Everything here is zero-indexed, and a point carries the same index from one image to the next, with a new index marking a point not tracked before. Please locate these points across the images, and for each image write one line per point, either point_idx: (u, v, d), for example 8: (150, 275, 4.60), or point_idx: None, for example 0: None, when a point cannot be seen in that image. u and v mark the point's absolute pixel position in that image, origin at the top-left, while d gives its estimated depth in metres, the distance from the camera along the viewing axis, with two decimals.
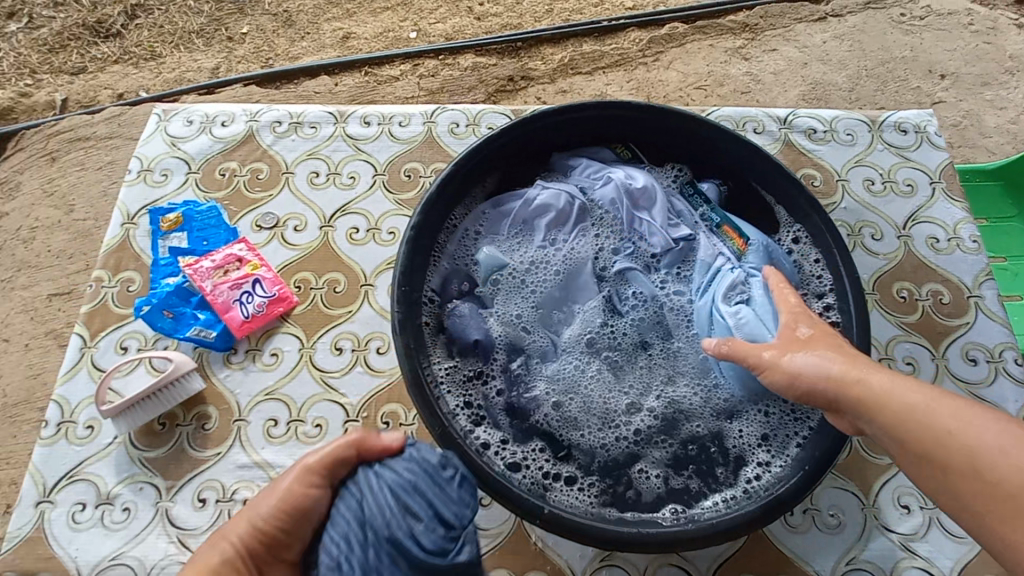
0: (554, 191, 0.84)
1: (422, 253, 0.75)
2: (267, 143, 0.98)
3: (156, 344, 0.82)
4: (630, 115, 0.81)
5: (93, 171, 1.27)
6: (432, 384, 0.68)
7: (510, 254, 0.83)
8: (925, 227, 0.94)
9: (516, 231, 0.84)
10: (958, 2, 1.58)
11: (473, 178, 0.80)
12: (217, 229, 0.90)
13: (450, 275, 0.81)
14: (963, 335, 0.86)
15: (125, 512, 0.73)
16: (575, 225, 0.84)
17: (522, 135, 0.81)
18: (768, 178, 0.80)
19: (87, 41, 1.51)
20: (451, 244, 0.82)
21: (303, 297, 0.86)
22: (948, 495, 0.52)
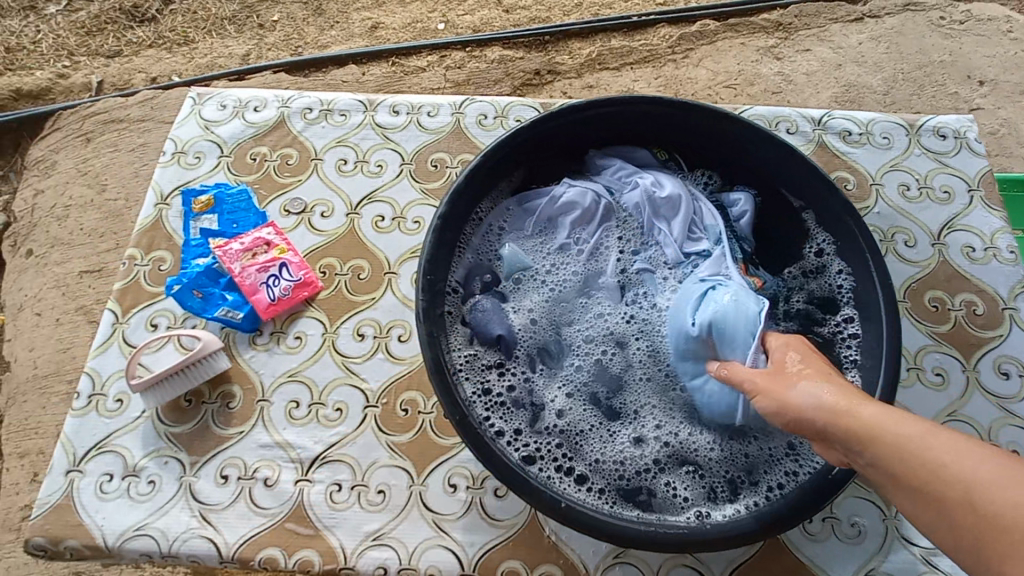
0: (581, 189, 0.84)
1: (449, 244, 0.75)
2: (298, 130, 0.99)
3: (184, 322, 0.84)
4: (661, 111, 0.79)
5: (126, 152, 1.30)
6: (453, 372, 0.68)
7: (531, 254, 0.84)
8: (961, 235, 0.91)
9: (540, 229, 0.85)
10: (1002, 6, 1.52)
11: (501, 171, 0.80)
12: (247, 212, 0.92)
13: (473, 268, 0.82)
14: (996, 348, 0.84)
15: (150, 484, 0.75)
16: (600, 224, 0.85)
17: (550, 129, 0.80)
18: (798, 184, 0.79)
19: (124, 26, 1.54)
20: (476, 238, 0.82)
21: (327, 282, 0.87)
22: (955, 546, 0.43)
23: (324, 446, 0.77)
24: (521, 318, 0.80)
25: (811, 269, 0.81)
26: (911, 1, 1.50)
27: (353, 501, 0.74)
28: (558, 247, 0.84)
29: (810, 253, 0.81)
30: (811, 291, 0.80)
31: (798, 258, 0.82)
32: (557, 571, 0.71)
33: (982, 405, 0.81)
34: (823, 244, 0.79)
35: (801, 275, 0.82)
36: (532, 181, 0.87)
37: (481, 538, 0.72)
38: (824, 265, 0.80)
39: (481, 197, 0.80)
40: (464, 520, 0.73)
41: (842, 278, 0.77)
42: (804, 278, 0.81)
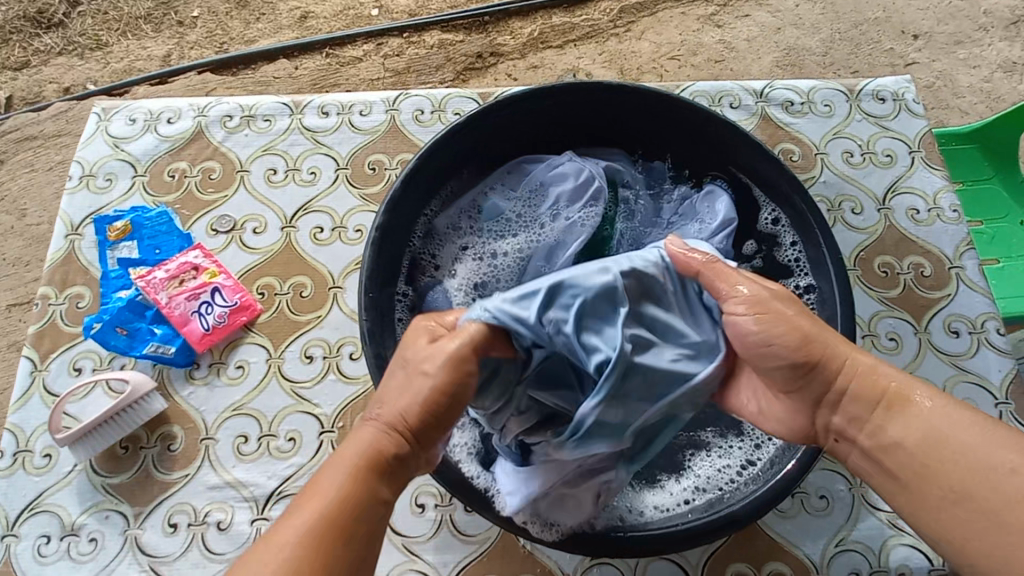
0: (581, 165, 0.79)
1: (392, 250, 0.71)
2: (219, 140, 0.91)
3: (112, 363, 0.77)
4: (609, 98, 0.76)
5: (45, 172, 1.19)
6: None
7: (507, 228, 0.80)
8: (905, 198, 0.93)
9: (530, 195, 0.81)
10: None
11: (441, 167, 0.76)
12: (170, 235, 0.84)
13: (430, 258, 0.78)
14: (945, 306, 0.86)
15: (91, 543, 0.69)
16: (586, 204, 0.79)
17: (499, 117, 0.76)
18: (748, 164, 0.76)
19: (30, 34, 1.39)
20: (435, 227, 0.79)
21: (267, 304, 0.81)
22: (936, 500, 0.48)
23: (279, 480, 0.73)
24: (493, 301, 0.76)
25: (762, 239, 0.79)
26: None
27: None
28: (523, 228, 0.80)
29: (763, 220, 0.79)
30: (765, 264, 0.79)
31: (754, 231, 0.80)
32: None
33: (936, 364, 0.83)
34: (777, 214, 0.77)
35: (763, 256, 0.79)
36: (489, 170, 0.81)
37: (454, 557, 0.70)
38: (782, 235, 0.77)
39: (423, 196, 0.75)
40: (436, 540, 0.71)
41: (794, 250, 0.76)
42: (759, 246, 0.80)
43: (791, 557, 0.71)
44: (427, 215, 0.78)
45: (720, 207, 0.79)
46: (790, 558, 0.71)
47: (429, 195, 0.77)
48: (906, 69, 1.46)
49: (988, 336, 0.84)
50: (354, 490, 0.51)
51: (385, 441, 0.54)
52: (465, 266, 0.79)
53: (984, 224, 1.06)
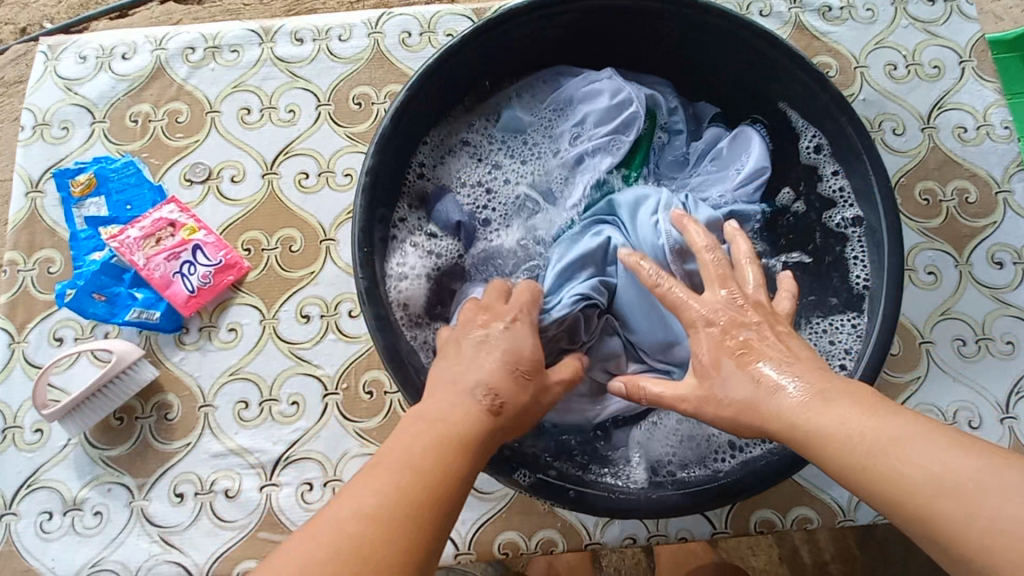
0: (620, 85, 0.69)
1: (386, 194, 0.62)
2: (182, 77, 0.81)
3: (94, 332, 0.71)
4: (625, 19, 0.66)
5: (9, 125, 1.09)
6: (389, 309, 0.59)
7: (524, 148, 0.71)
8: (952, 115, 0.83)
9: (551, 114, 0.72)
10: None
11: (437, 94, 0.66)
12: (140, 188, 0.76)
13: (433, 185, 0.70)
14: (990, 236, 0.79)
15: (97, 516, 0.67)
16: (611, 132, 0.68)
17: (501, 35, 0.65)
18: (783, 86, 0.67)
19: None
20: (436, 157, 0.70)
21: (255, 261, 0.75)
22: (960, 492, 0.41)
23: (285, 446, 0.70)
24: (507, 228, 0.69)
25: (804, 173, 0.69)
26: None
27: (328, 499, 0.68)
28: (544, 148, 0.71)
29: (803, 150, 0.69)
30: (810, 204, 0.69)
31: (792, 164, 0.71)
32: (556, 534, 0.68)
33: (975, 298, 0.77)
34: (819, 139, 0.67)
35: (806, 194, 0.70)
36: (496, 90, 0.72)
37: (472, 515, 0.68)
38: (825, 165, 0.67)
39: (417, 131, 0.67)
40: None
41: (837, 181, 0.66)
42: (798, 186, 0.71)
43: (817, 501, 0.70)
44: (428, 145, 0.70)
45: (755, 153, 0.70)
46: (815, 502, 0.70)
47: (424, 128, 0.68)
48: None
49: None
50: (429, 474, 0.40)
51: (475, 430, 0.44)
52: (479, 188, 0.70)
53: None
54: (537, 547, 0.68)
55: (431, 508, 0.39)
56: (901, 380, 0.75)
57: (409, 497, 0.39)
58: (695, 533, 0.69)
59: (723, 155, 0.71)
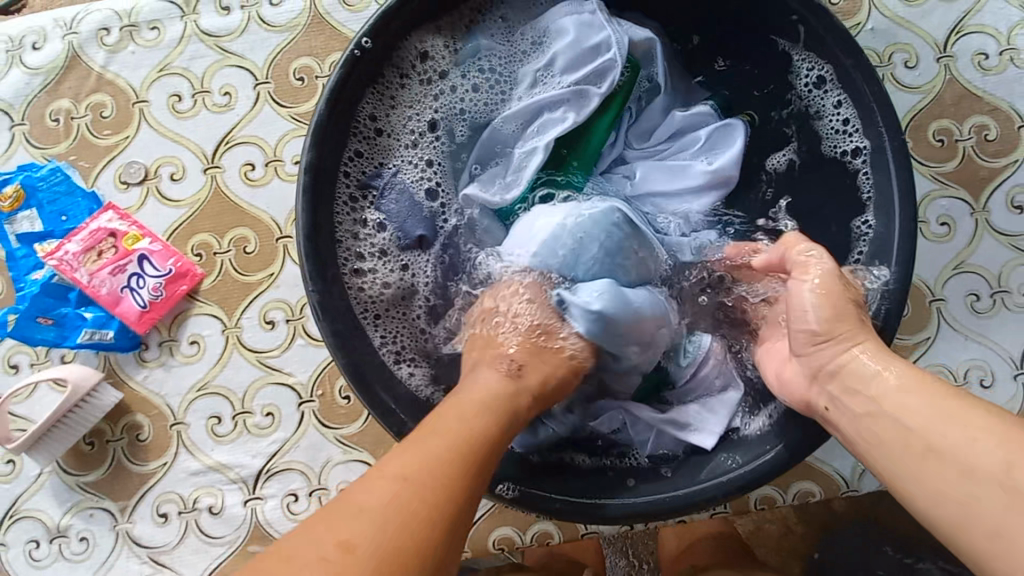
0: (593, 21, 0.59)
1: (332, 188, 0.55)
2: (100, 64, 0.72)
3: (49, 357, 0.67)
4: None
5: None
6: (346, 314, 0.53)
7: (490, 107, 0.62)
8: (973, 39, 0.73)
9: (519, 54, 0.62)
10: None
11: (383, 48, 0.55)
12: (73, 196, 0.69)
13: (393, 157, 0.60)
14: (1010, 177, 0.72)
15: (84, 542, 0.66)
16: (581, 79, 0.59)
17: None
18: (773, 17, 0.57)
19: None
20: (394, 115, 0.59)
21: (208, 267, 0.69)
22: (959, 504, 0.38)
23: (265, 458, 0.67)
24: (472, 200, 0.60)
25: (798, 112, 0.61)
26: None
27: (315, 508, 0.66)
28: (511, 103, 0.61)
29: (803, 87, 0.59)
30: (806, 146, 0.61)
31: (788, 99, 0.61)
32: (552, 527, 0.68)
33: (993, 248, 0.71)
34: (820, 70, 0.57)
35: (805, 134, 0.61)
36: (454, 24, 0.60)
37: None
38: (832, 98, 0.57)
39: (368, 98, 0.57)
40: None
41: (841, 112, 0.57)
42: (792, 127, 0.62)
43: (818, 474, 0.67)
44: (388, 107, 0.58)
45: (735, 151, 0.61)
46: (816, 474, 0.68)
47: (377, 91, 0.57)
48: None
49: None
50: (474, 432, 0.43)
51: (507, 391, 0.47)
52: (443, 159, 0.62)
53: None
54: (534, 539, 0.68)
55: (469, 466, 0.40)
56: (908, 343, 0.70)
57: (455, 452, 0.40)
58: None
59: (699, 142, 0.62)
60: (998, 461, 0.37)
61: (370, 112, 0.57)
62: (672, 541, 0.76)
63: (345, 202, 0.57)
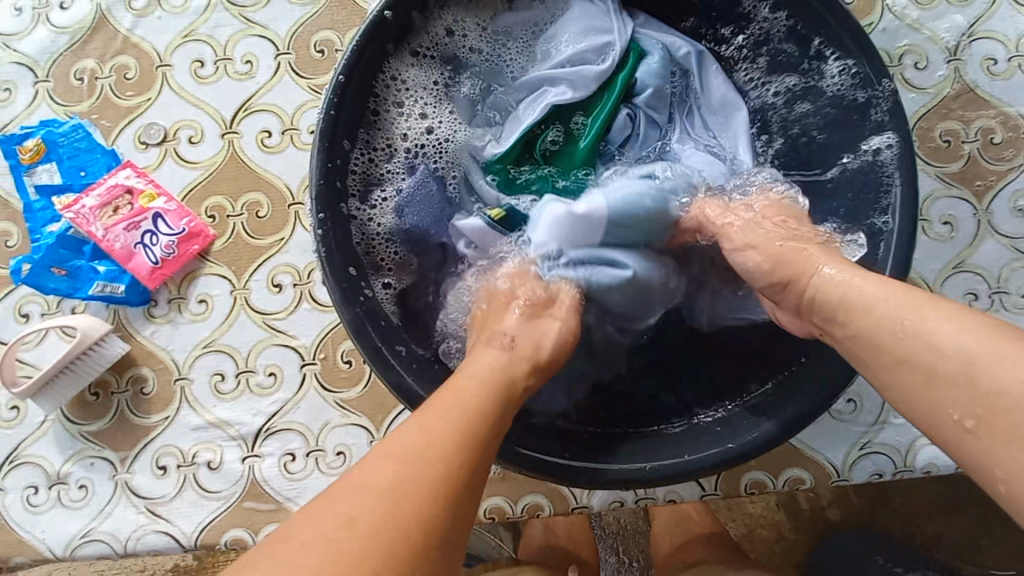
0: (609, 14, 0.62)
1: (349, 138, 0.56)
2: (126, 27, 0.74)
3: (61, 307, 0.69)
4: None
5: None
6: (341, 243, 0.54)
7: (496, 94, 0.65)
8: (981, 45, 0.74)
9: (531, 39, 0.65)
10: None
11: (410, 13, 0.57)
12: (93, 153, 0.71)
13: (420, 130, 0.62)
14: (1012, 180, 0.73)
15: (82, 489, 0.66)
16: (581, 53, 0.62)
17: None
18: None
19: None
20: (410, 83, 0.61)
21: (220, 229, 0.71)
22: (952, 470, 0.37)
23: (266, 417, 0.68)
24: (460, 228, 0.61)
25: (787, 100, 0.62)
26: None
27: (311, 468, 0.67)
28: (525, 88, 0.64)
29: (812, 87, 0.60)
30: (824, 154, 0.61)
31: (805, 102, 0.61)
32: (542, 499, 0.67)
33: (991, 249, 0.72)
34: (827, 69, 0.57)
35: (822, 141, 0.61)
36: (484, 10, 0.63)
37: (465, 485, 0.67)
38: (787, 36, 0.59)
39: (397, 68, 0.59)
40: None
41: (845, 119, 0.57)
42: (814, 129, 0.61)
43: (811, 463, 0.67)
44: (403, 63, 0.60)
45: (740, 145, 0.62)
46: (809, 463, 0.67)
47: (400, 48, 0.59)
48: None
49: None
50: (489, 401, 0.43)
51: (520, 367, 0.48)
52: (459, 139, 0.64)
53: None
54: (523, 511, 0.68)
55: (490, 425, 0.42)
56: None
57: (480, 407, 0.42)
58: (684, 495, 0.68)
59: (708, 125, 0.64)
60: (966, 423, 0.37)
61: (395, 82, 0.59)
62: (666, 540, 0.75)
63: (360, 158, 0.57)
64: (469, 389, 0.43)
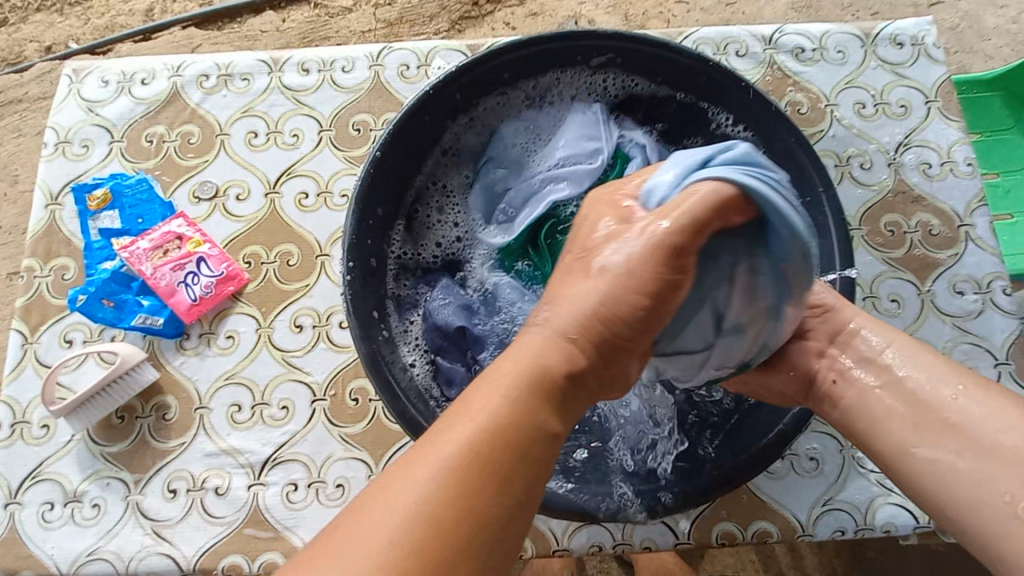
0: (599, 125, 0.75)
1: (392, 227, 0.70)
2: (195, 102, 0.88)
3: (102, 335, 0.77)
4: (574, 63, 0.73)
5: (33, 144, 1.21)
6: (370, 302, 0.64)
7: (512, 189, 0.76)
8: (917, 152, 0.87)
9: (536, 144, 0.77)
10: None
11: (445, 122, 0.72)
12: (151, 204, 0.82)
13: (452, 237, 0.76)
14: (951, 267, 0.83)
15: (95, 508, 0.70)
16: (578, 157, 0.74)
17: (491, 71, 0.70)
18: (689, 78, 0.71)
19: None
20: (436, 188, 0.75)
21: (254, 273, 0.80)
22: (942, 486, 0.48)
23: (274, 447, 0.74)
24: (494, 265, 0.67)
25: None
26: None
27: (311, 499, 0.72)
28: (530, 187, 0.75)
29: None
30: None
31: None
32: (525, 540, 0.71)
33: (937, 326, 0.81)
34: None
35: None
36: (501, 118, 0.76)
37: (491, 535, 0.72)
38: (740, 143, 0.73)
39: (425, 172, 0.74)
40: None
41: None
42: None
43: (777, 516, 0.72)
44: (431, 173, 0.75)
45: None
46: (775, 516, 0.72)
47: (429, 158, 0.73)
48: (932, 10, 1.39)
49: (994, 298, 0.82)
50: (521, 406, 0.44)
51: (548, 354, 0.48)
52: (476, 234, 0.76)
53: (999, 177, 1.01)
54: None
55: (525, 432, 0.43)
56: None
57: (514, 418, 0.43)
58: (660, 543, 0.71)
59: None
60: None
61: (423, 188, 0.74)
62: None
63: (398, 243, 0.71)
64: (511, 387, 0.44)
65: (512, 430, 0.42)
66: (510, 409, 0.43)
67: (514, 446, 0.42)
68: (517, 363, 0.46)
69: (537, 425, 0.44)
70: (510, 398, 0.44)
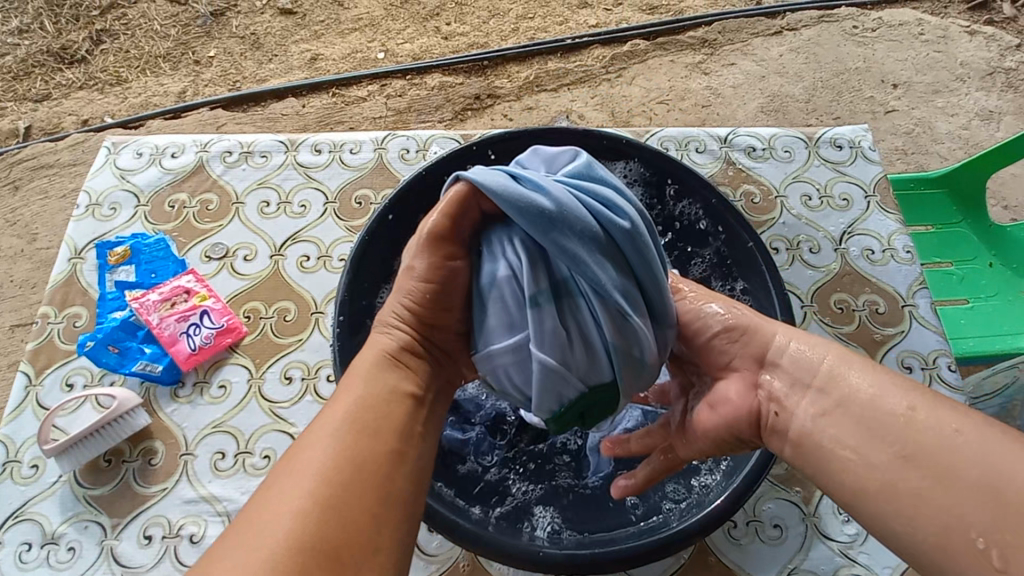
0: None
1: (375, 270, 0.77)
2: (217, 174, 0.99)
3: (102, 380, 0.82)
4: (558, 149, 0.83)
5: (57, 201, 1.33)
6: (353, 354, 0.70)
7: None
8: (860, 239, 0.98)
9: None
10: (909, 12, 1.68)
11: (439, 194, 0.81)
12: (166, 260, 0.90)
13: None
14: (898, 343, 0.90)
15: (70, 552, 0.72)
16: None
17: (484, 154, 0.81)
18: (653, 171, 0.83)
19: (51, 68, 1.57)
20: None
21: (252, 326, 0.86)
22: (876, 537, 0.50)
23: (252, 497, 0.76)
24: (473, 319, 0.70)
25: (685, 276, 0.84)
26: (825, 14, 1.65)
27: None
28: None
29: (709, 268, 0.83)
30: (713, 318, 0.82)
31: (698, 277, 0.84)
32: None
33: None
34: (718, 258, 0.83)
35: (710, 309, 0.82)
36: None
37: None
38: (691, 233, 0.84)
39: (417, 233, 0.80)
40: None
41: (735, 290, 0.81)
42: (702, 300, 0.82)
43: None
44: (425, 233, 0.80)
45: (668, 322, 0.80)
46: None
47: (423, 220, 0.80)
48: (888, 116, 1.57)
49: (940, 372, 0.88)
50: (371, 395, 0.54)
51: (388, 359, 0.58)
52: None
53: (953, 266, 1.09)
54: None
55: (375, 414, 0.53)
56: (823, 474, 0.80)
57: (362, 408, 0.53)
58: None
59: None
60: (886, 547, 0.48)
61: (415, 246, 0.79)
62: None
63: (389, 293, 0.77)
64: (363, 391, 0.54)
65: (369, 415, 0.52)
66: (360, 400, 0.53)
67: (370, 428, 0.51)
68: (364, 371, 0.57)
69: (390, 405, 0.54)
70: (365, 397, 0.54)
